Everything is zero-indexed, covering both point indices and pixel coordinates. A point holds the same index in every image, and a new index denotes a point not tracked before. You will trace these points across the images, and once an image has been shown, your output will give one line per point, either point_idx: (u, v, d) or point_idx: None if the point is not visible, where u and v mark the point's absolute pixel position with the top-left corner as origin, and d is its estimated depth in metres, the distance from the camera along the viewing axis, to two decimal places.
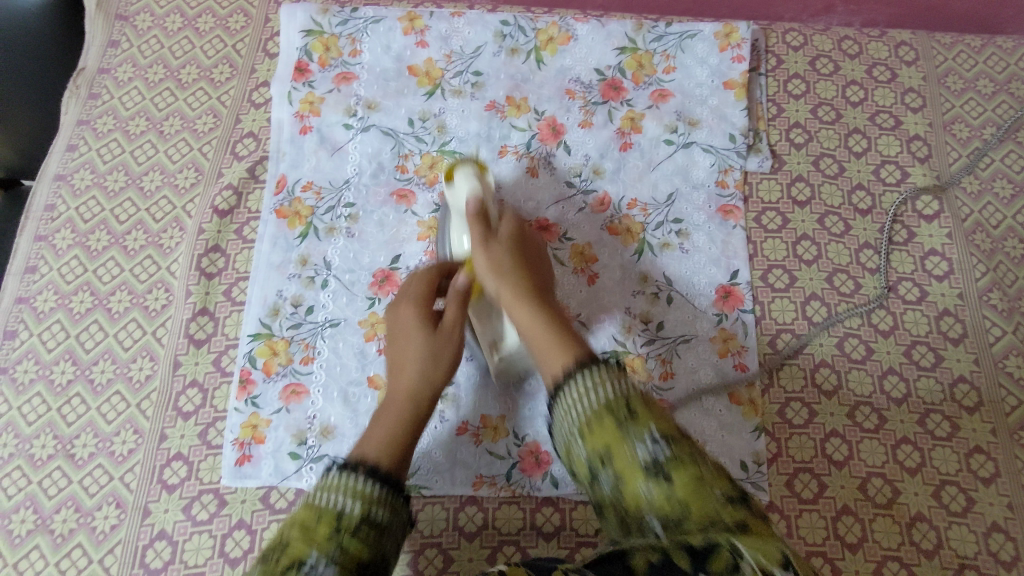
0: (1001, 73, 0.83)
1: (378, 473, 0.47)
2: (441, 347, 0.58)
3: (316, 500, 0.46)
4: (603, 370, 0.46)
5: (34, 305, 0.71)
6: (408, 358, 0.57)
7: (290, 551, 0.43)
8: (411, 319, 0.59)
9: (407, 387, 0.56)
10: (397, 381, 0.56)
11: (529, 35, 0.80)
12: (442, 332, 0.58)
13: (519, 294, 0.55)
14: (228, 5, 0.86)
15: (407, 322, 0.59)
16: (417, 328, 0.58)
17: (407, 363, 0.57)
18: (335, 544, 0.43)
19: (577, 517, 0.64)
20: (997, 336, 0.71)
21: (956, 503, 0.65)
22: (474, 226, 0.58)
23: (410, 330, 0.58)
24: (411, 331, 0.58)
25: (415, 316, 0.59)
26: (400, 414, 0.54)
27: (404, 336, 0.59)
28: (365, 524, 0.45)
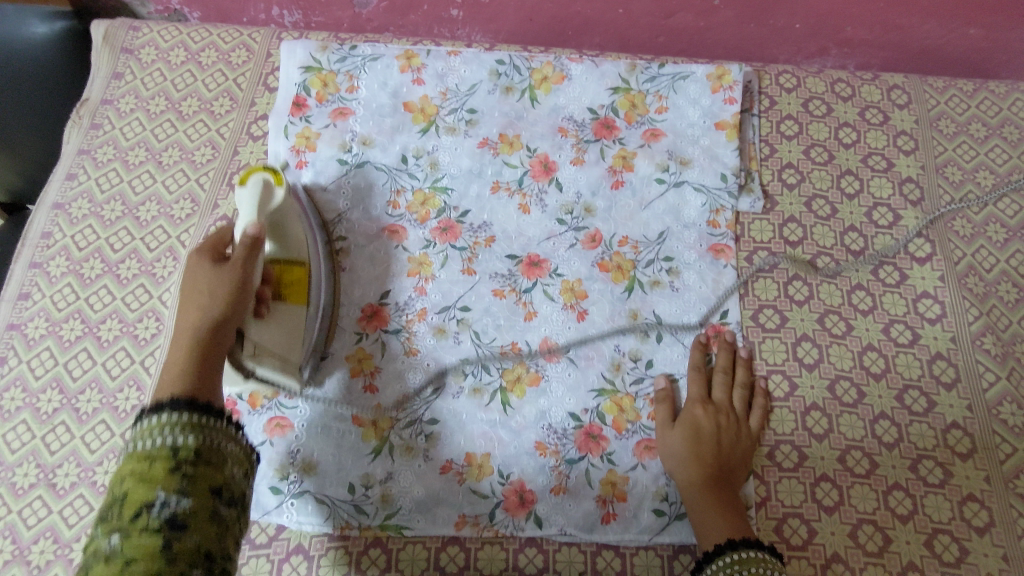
0: (993, 118, 0.84)
1: (198, 405, 0.47)
2: (229, 280, 0.54)
3: (141, 448, 0.45)
4: (747, 548, 0.57)
5: (25, 332, 0.71)
6: (198, 297, 0.53)
7: (131, 500, 0.42)
8: (207, 266, 0.55)
9: (195, 320, 0.52)
10: (189, 319, 0.52)
11: (524, 74, 0.81)
12: (231, 269, 0.55)
13: (681, 467, 0.64)
14: (231, 40, 0.88)
15: (192, 267, 0.55)
16: (213, 271, 0.54)
17: (193, 312, 0.52)
18: (180, 480, 0.44)
19: (561, 559, 0.64)
20: (991, 382, 0.70)
21: (949, 553, 0.63)
22: (697, 411, 0.66)
23: (205, 273, 0.54)
24: (202, 281, 0.54)
25: (213, 266, 0.55)
26: (187, 354, 0.50)
27: (198, 287, 0.54)
28: (201, 451, 0.46)
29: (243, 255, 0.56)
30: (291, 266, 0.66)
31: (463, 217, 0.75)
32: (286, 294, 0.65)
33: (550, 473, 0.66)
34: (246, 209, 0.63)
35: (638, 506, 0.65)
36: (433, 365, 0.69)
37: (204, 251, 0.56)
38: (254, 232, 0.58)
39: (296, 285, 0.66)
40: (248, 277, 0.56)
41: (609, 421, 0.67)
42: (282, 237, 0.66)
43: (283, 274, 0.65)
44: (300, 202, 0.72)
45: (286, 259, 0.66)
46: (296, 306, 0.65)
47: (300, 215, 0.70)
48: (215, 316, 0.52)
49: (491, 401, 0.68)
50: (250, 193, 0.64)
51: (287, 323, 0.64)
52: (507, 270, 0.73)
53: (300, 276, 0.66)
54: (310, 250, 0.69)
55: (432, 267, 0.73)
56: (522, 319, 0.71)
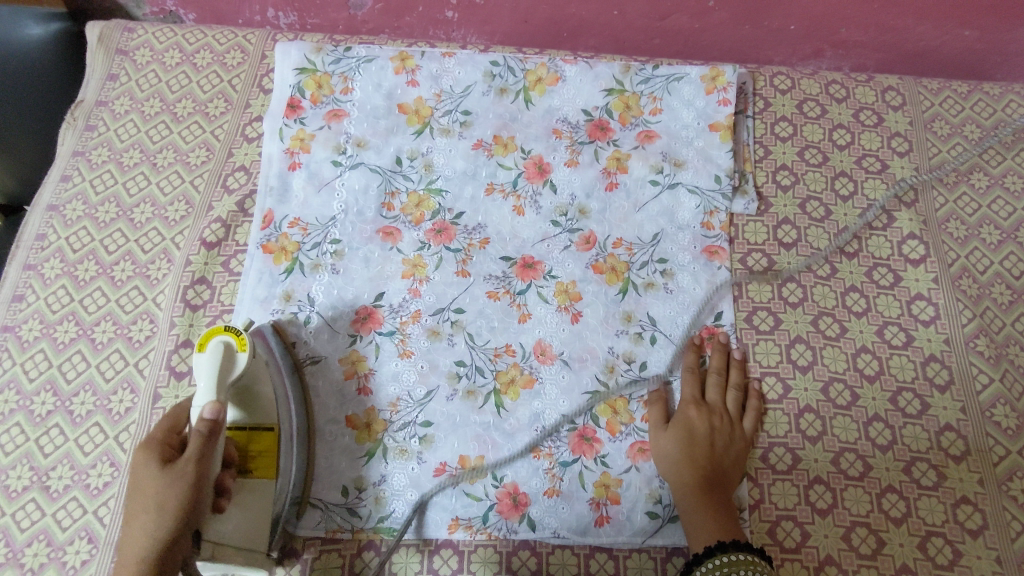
0: (987, 119, 0.84)
1: None
2: (176, 495, 0.49)
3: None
4: (736, 551, 0.57)
5: (19, 334, 0.71)
6: (143, 516, 0.48)
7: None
8: (154, 472, 0.49)
9: (138, 550, 0.47)
10: (132, 548, 0.47)
11: (518, 76, 0.81)
12: (180, 480, 0.49)
13: (672, 471, 0.64)
14: (225, 41, 0.88)
15: (139, 476, 0.49)
16: (161, 485, 0.49)
17: (137, 534, 0.47)
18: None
19: (554, 562, 0.64)
20: (984, 384, 0.70)
21: (942, 556, 0.63)
22: (689, 412, 0.67)
23: (151, 487, 0.49)
24: (148, 489, 0.48)
25: (160, 472, 0.49)
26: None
27: (142, 501, 0.48)
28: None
29: (195, 453, 0.51)
30: (258, 435, 0.61)
31: (457, 219, 0.75)
32: (251, 468, 0.60)
33: (544, 475, 0.66)
34: (203, 380, 0.57)
35: (632, 508, 0.65)
36: (427, 367, 0.69)
37: (153, 457, 0.50)
38: (212, 417, 0.54)
39: (264, 457, 0.60)
40: (200, 483, 0.51)
41: (603, 423, 0.67)
42: (249, 402, 0.61)
43: (247, 446, 0.60)
44: (269, 349, 0.66)
45: (253, 426, 0.61)
46: (264, 480, 0.60)
47: (268, 365, 0.64)
48: (162, 541, 0.47)
49: (484, 402, 0.68)
50: (210, 360, 0.57)
51: (252, 503, 0.59)
52: (501, 271, 0.73)
53: (268, 445, 0.61)
54: (279, 408, 0.63)
55: (427, 269, 0.73)
56: (516, 322, 0.71)
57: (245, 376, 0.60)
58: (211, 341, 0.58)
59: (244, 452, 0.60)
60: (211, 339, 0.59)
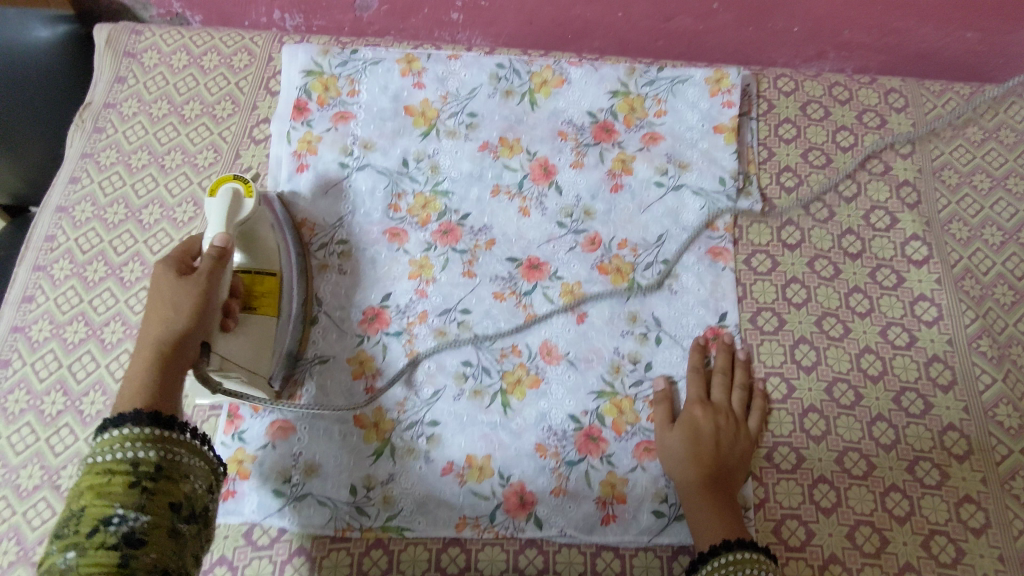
0: (990, 121, 0.84)
1: (160, 418, 0.51)
2: (191, 295, 0.56)
3: (100, 462, 0.49)
4: (742, 549, 0.58)
5: (29, 335, 0.72)
6: (162, 309, 0.55)
7: (89, 516, 0.46)
8: (171, 281, 0.56)
9: (157, 334, 0.54)
10: (152, 333, 0.54)
11: (524, 78, 0.82)
12: (193, 284, 0.56)
13: (678, 468, 0.65)
14: (232, 44, 0.88)
15: (159, 282, 0.57)
16: (177, 289, 0.56)
17: (155, 325, 0.55)
18: (139, 495, 0.48)
19: (561, 560, 0.65)
20: (987, 384, 0.71)
21: (945, 554, 0.64)
22: (695, 410, 0.67)
23: (169, 290, 0.56)
24: (166, 294, 0.56)
25: (177, 279, 0.57)
26: (149, 367, 0.53)
27: (162, 302, 0.56)
28: (160, 468, 0.50)
29: (207, 269, 0.57)
30: (261, 276, 0.67)
31: (463, 220, 0.76)
32: (257, 304, 0.66)
33: (550, 475, 0.66)
34: (214, 219, 0.63)
35: (638, 507, 0.65)
36: (434, 367, 0.69)
37: (171, 266, 0.58)
38: (221, 242, 0.60)
39: (268, 296, 0.67)
40: (212, 292, 0.57)
41: (609, 423, 0.68)
42: (254, 247, 0.67)
43: (254, 285, 0.66)
44: (274, 210, 0.72)
45: (258, 269, 0.67)
46: (268, 318, 0.66)
47: (273, 226, 0.70)
48: (180, 329, 0.54)
49: (491, 403, 0.68)
50: (219, 203, 0.64)
51: (257, 334, 0.65)
52: (507, 272, 0.73)
53: (270, 286, 0.67)
54: (282, 261, 0.69)
55: (434, 269, 0.73)
56: (523, 322, 0.71)
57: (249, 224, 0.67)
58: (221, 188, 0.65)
59: (251, 289, 0.66)
60: (221, 186, 0.65)
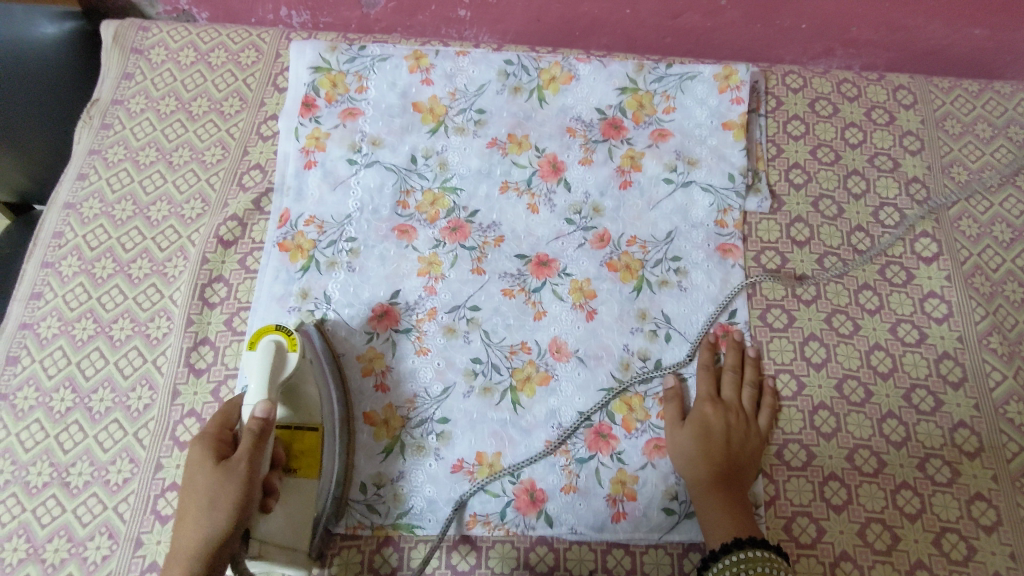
0: (999, 118, 0.84)
1: None
2: (229, 495, 0.50)
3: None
4: (755, 548, 0.58)
5: (37, 331, 0.72)
6: (197, 512, 0.49)
7: None
8: (207, 472, 0.50)
9: (190, 545, 0.49)
10: (185, 544, 0.49)
11: (532, 74, 0.82)
12: (231, 480, 0.50)
13: (689, 468, 0.65)
14: (240, 40, 0.88)
15: (192, 472, 0.51)
16: (214, 483, 0.50)
17: (191, 529, 0.49)
18: None
19: (571, 557, 0.65)
20: (998, 381, 0.70)
21: (957, 551, 0.64)
22: (706, 408, 0.67)
23: (204, 484, 0.50)
24: (200, 490, 0.50)
25: (214, 471, 0.50)
26: None
27: (197, 499, 0.49)
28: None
29: (246, 455, 0.51)
30: (303, 434, 0.61)
31: (472, 217, 0.76)
32: (298, 467, 0.59)
33: (561, 472, 0.66)
34: (254, 375, 0.58)
35: (648, 504, 0.65)
36: (444, 364, 0.69)
37: (207, 451, 0.52)
38: (263, 416, 0.54)
39: (309, 455, 0.60)
40: (252, 484, 0.51)
41: (619, 421, 0.68)
42: (295, 402, 0.62)
43: (294, 444, 0.60)
44: (316, 351, 0.67)
45: (298, 425, 0.61)
46: (311, 481, 0.60)
47: (314, 371, 0.64)
48: (215, 537, 0.49)
49: (501, 399, 0.68)
50: (261, 359, 0.59)
51: (298, 505, 0.59)
52: (516, 269, 0.73)
53: (313, 444, 0.61)
54: (324, 412, 0.64)
55: (442, 266, 0.73)
56: (532, 319, 0.71)
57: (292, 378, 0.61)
58: (262, 341, 0.60)
59: (292, 451, 0.60)
60: (263, 338, 0.61)
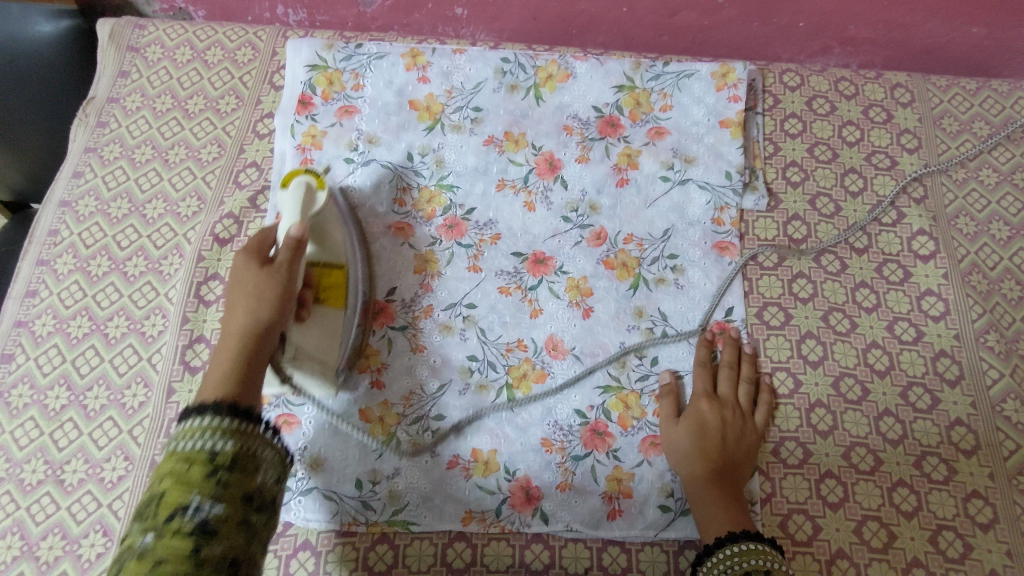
0: (996, 116, 0.84)
1: (239, 410, 0.50)
2: (273, 284, 0.57)
3: (181, 449, 0.47)
4: (749, 541, 0.58)
5: (32, 329, 0.72)
6: (247, 300, 0.56)
7: (167, 502, 0.44)
8: (255, 271, 0.58)
9: (241, 324, 0.55)
10: (237, 322, 0.55)
11: (529, 72, 0.81)
12: (275, 274, 0.58)
13: (684, 462, 0.64)
14: (236, 38, 0.88)
15: (243, 273, 0.58)
16: (261, 278, 0.57)
17: (239, 314, 0.55)
18: (215, 485, 0.45)
19: (567, 554, 0.64)
20: (995, 379, 0.70)
21: (953, 549, 0.64)
22: (701, 403, 0.67)
23: (254, 279, 0.57)
24: (250, 284, 0.57)
25: (260, 270, 0.58)
26: (231, 357, 0.53)
27: (247, 291, 0.57)
28: (238, 458, 0.47)
29: (287, 258, 0.59)
30: (330, 269, 0.67)
31: (469, 214, 0.75)
32: (325, 296, 0.66)
33: (557, 469, 0.66)
34: (288, 210, 0.65)
35: (644, 502, 0.65)
36: (440, 361, 0.69)
37: (251, 257, 0.59)
38: (297, 233, 0.61)
39: (335, 288, 0.67)
40: (291, 282, 0.59)
41: (615, 418, 0.68)
42: (322, 241, 0.68)
43: (323, 276, 0.67)
44: (339, 206, 0.72)
45: (326, 261, 0.67)
46: (335, 309, 0.66)
47: (339, 220, 0.71)
48: (264, 321, 0.55)
49: (497, 397, 0.68)
50: (293, 196, 0.66)
51: (326, 324, 0.65)
52: (512, 267, 0.73)
53: (339, 279, 0.67)
54: (349, 253, 0.70)
55: (439, 264, 0.73)
56: (528, 317, 0.71)
57: (320, 219, 0.68)
58: (293, 181, 0.67)
59: (320, 281, 0.66)
60: (294, 179, 0.68)
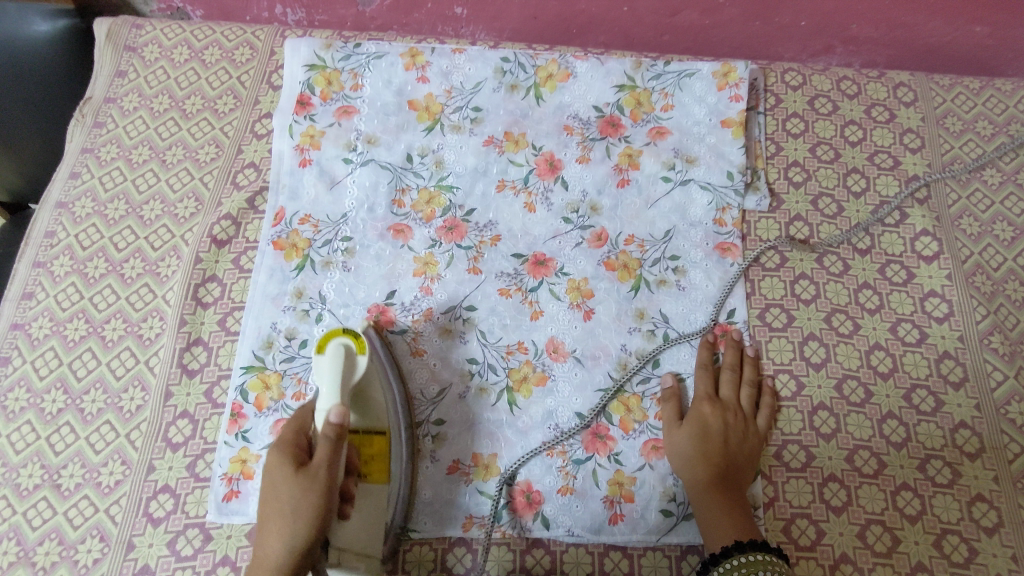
0: (1000, 115, 0.83)
1: None
2: (309, 509, 0.51)
3: None
4: (755, 551, 0.57)
5: (29, 332, 0.71)
6: (280, 524, 0.50)
7: None
8: (289, 484, 0.51)
9: (274, 558, 0.50)
10: (271, 556, 0.50)
11: (529, 72, 0.81)
12: (311, 489, 0.51)
13: (688, 470, 0.64)
14: (234, 37, 0.87)
15: (274, 486, 0.51)
16: (296, 491, 0.51)
17: (275, 542, 0.50)
18: None
19: (568, 560, 0.64)
20: (999, 381, 0.70)
21: (958, 553, 0.63)
22: (704, 408, 0.66)
23: (287, 494, 0.50)
24: (284, 501, 0.50)
25: (295, 480, 0.51)
26: None
27: (281, 509, 0.51)
28: None
29: (326, 461, 0.52)
30: (373, 437, 0.60)
31: (469, 216, 0.75)
32: (369, 472, 0.59)
33: (557, 474, 0.65)
34: (325, 386, 0.56)
35: (646, 506, 0.64)
36: (440, 365, 0.69)
37: (286, 460, 0.52)
38: (337, 421, 0.54)
39: (378, 460, 0.60)
40: (331, 490, 0.52)
41: (616, 421, 0.67)
42: (364, 406, 0.60)
43: (364, 448, 0.60)
44: (377, 352, 0.65)
45: (368, 430, 0.60)
46: (380, 484, 0.59)
47: (380, 374, 0.63)
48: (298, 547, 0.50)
49: (497, 401, 0.67)
50: (330, 365, 0.57)
51: (372, 509, 0.59)
52: (512, 269, 0.73)
53: (382, 448, 0.60)
54: (390, 415, 0.63)
55: (438, 266, 0.72)
56: (529, 319, 0.71)
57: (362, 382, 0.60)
58: (330, 344, 0.58)
59: (361, 456, 0.59)
60: (330, 342, 0.58)
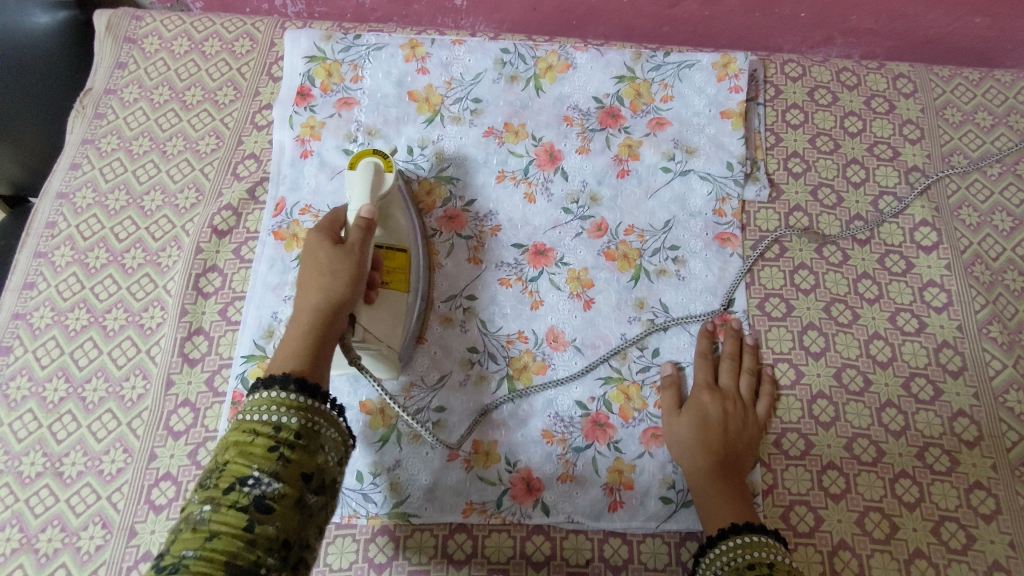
0: (999, 106, 0.84)
1: (307, 385, 0.49)
2: (347, 261, 0.55)
3: (248, 421, 0.47)
4: (752, 533, 0.57)
5: (30, 321, 0.71)
6: (319, 278, 0.54)
7: (228, 471, 0.44)
8: (328, 248, 0.56)
9: (312, 301, 0.53)
10: (311, 300, 0.53)
11: (529, 63, 0.81)
12: (349, 252, 0.56)
13: (688, 455, 0.64)
14: (234, 29, 0.87)
15: (315, 251, 0.56)
16: (333, 253, 0.56)
17: (312, 293, 0.54)
18: (275, 460, 0.45)
19: (568, 545, 0.64)
20: (997, 370, 0.70)
21: (956, 540, 0.63)
22: (704, 396, 0.66)
23: (327, 254, 0.56)
24: (325, 259, 0.55)
25: (334, 247, 0.56)
26: (306, 331, 0.52)
27: (321, 267, 0.55)
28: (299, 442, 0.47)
29: (359, 238, 0.57)
30: (395, 252, 0.66)
31: (469, 206, 0.75)
32: (389, 279, 0.64)
33: (557, 461, 0.66)
34: (357, 192, 0.63)
35: (646, 493, 0.65)
36: (441, 352, 0.69)
37: (324, 233, 0.57)
38: (367, 214, 0.59)
39: (399, 271, 0.65)
40: (364, 261, 0.57)
41: (615, 410, 0.67)
42: (387, 223, 0.66)
43: (387, 258, 0.65)
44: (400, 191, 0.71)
45: (392, 245, 0.66)
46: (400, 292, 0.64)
47: (402, 206, 0.69)
48: (339, 295, 0.54)
49: (496, 389, 0.68)
50: (363, 176, 0.64)
51: (392, 309, 0.63)
52: (512, 259, 0.73)
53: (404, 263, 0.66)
54: (411, 242, 0.68)
55: (439, 256, 0.73)
56: (529, 308, 0.71)
57: (385, 203, 0.67)
58: (361, 162, 0.65)
59: (385, 264, 0.64)
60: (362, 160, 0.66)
